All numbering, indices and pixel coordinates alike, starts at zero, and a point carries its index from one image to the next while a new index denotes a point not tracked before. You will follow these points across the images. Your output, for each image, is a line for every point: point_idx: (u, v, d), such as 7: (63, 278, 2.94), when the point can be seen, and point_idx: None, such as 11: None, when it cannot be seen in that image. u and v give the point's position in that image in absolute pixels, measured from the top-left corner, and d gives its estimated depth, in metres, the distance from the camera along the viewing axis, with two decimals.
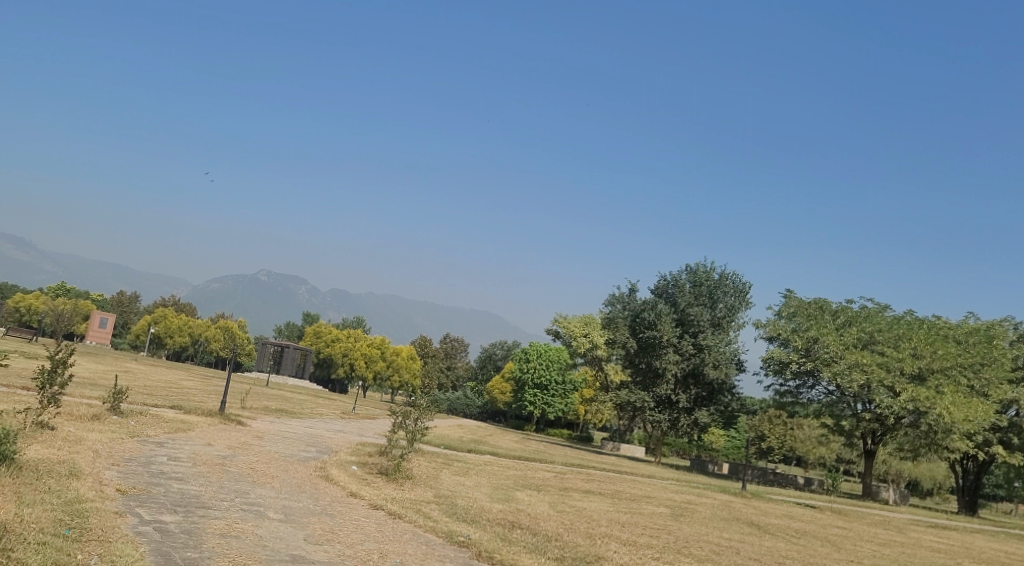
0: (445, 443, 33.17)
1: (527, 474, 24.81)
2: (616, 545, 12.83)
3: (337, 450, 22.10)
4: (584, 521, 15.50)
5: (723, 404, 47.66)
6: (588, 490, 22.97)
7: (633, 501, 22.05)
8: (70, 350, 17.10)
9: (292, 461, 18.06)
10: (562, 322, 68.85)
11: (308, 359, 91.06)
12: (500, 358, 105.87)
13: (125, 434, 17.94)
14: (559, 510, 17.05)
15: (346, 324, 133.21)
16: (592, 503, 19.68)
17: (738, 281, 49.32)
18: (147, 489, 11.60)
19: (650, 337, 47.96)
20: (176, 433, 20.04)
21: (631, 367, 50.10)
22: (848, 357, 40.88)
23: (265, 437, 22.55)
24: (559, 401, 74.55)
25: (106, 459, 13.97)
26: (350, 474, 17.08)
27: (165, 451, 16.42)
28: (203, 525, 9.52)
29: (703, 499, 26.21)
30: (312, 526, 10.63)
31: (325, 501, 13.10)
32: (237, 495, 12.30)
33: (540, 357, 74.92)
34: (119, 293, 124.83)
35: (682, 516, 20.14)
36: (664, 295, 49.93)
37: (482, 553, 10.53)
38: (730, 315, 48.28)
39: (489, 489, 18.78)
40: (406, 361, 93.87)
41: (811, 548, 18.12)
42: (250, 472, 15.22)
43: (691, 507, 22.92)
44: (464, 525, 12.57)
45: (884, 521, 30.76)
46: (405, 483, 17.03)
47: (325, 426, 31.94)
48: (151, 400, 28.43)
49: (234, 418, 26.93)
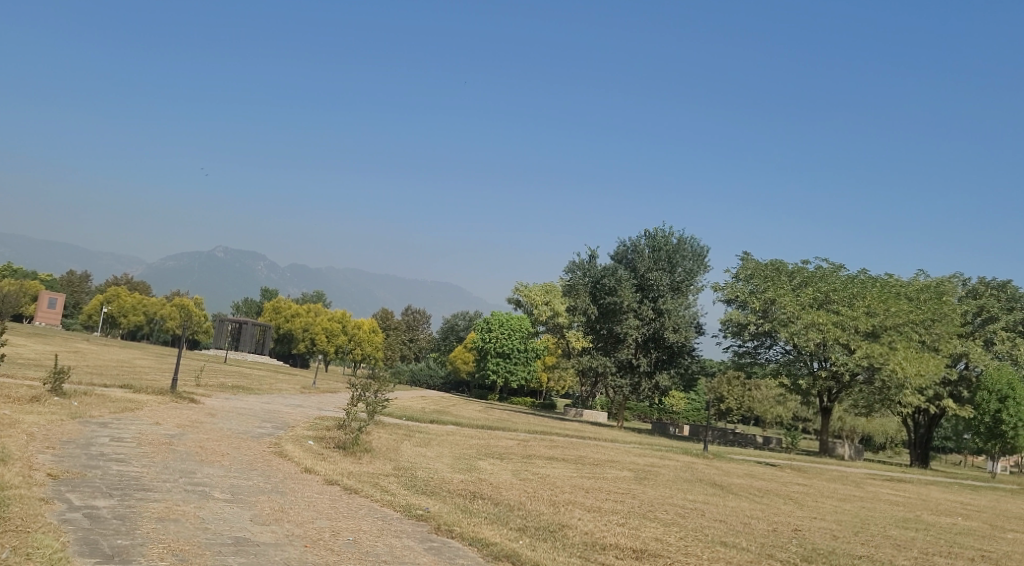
0: (407, 414, 32.68)
1: (490, 442, 24.44)
2: (580, 512, 12.43)
3: (293, 425, 21.47)
4: (548, 489, 15.11)
5: (683, 366, 47.90)
6: (552, 457, 22.71)
7: (597, 466, 21.80)
8: None
9: (245, 438, 17.43)
10: (523, 291, 68.47)
11: (268, 334, 89.58)
12: (463, 328, 105.21)
13: (65, 415, 17.10)
14: (521, 478, 16.69)
15: (305, 298, 131.23)
16: (555, 470, 19.36)
17: (696, 245, 49.26)
18: (82, 473, 10.90)
19: (610, 303, 47.81)
20: (122, 413, 19.21)
21: (592, 333, 49.92)
22: (804, 317, 40.94)
23: (218, 415, 21.82)
24: (522, 369, 74.38)
25: (41, 443, 13.19)
26: (305, 449, 16.49)
27: (108, 432, 15.66)
28: (139, 509, 8.89)
29: (665, 461, 26.09)
30: (260, 506, 10.03)
31: (276, 478, 12.50)
32: (182, 476, 11.63)
33: (502, 326, 74.61)
34: (68, 272, 121.38)
35: (647, 480, 19.92)
36: (623, 261, 49.65)
37: (441, 526, 10.01)
38: (689, 279, 48.29)
39: (451, 460, 18.35)
40: (367, 334, 92.70)
41: (775, 506, 18.00)
42: (198, 451, 14.57)
43: (655, 470, 22.76)
44: (424, 498, 12.07)
45: (843, 476, 31.06)
46: (362, 456, 16.48)
47: (283, 402, 31.22)
48: (99, 380, 27.43)
49: (186, 396, 26.07)
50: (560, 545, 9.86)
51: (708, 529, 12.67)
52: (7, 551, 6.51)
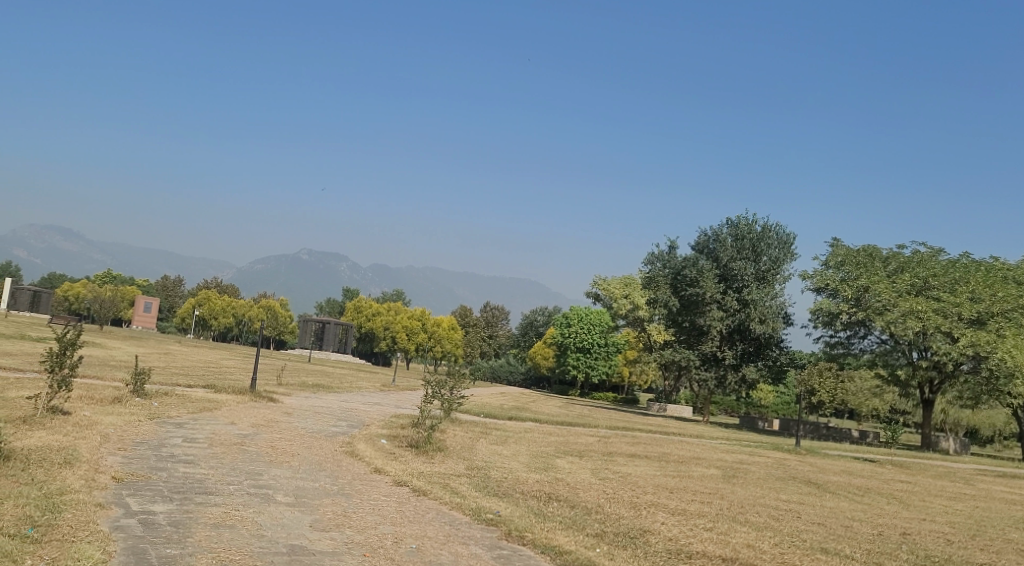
0: (486, 411, 32.20)
1: (569, 439, 23.72)
2: (664, 515, 11.55)
3: (369, 423, 21.23)
4: (629, 489, 14.26)
5: (771, 359, 46.12)
6: (634, 454, 21.81)
7: (681, 463, 20.80)
8: (77, 330, 16.16)
9: (319, 437, 17.16)
10: (602, 284, 67.17)
11: (350, 333, 90.88)
12: (542, 324, 104.36)
13: (142, 416, 17.15)
14: (601, 477, 15.92)
15: (386, 297, 132.91)
16: (637, 468, 18.51)
17: (782, 232, 47.12)
18: (148, 475, 10.64)
19: (692, 295, 46.40)
20: (199, 413, 19.25)
21: (674, 326, 48.59)
22: (901, 305, 38.71)
23: (295, 413, 21.78)
24: (603, 364, 73.22)
25: (113, 444, 13.10)
26: (378, 448, 16.10)
27: (182, 433, 15.59)
28: (197, 515, 8.51)
29: (754, 458, 24.81)
30: (322, 510, 9.54)
31: (344, 479, 12.06)
32: (248, 478, 11.30)
33: (582, 321, 73.64)
34: (163, 277, 126.21)
35: (735, 479, 18.83)
36: (705, 251, 48.02)
37: (512, 532, 9.33)
38: (775, 268, 46.35)
39: (528, 458, 17.69)
40: (447, 331, 92.99)
41: (877, 507, 16.69)
42: (268, 452, 14.29)
43: (743, 467, 21.59)
44: (496, 500, 11.41)
45: (949, 472, 29.02)
46: (435, 456, 15.99)
47: (361, 400, 31.21)
48: (183, 380, 27.95)
49: (266, 396, 26.17)
50: (641, 553, 9.05)
51: (806, 534, 11.61)
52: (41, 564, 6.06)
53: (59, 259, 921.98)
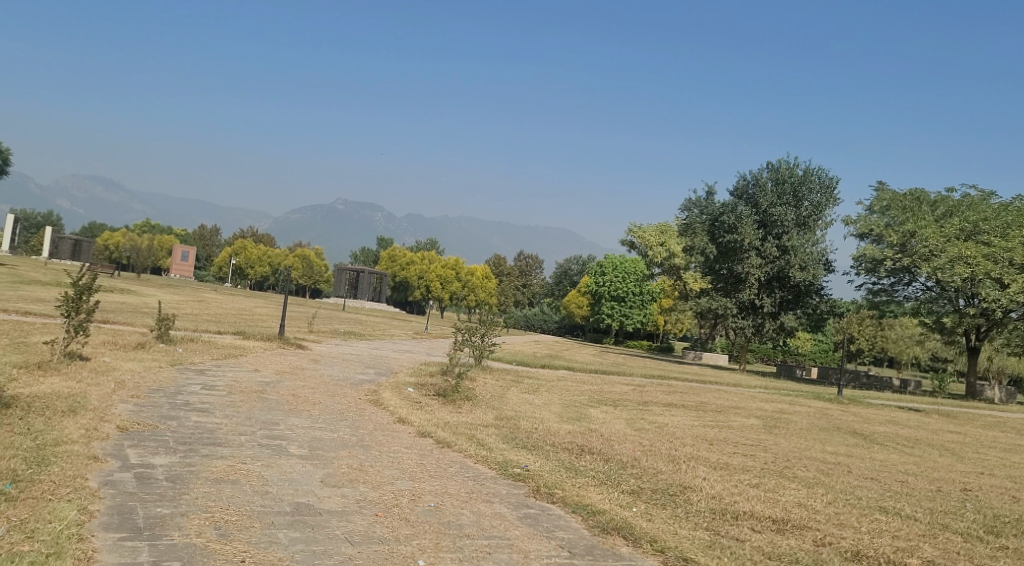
0: (519, 359, 31.60)
1: (603, 388, 22.93)
2: (705, 470, 10.72)
3: (396, 371, 20.69)
4: (666, 441, 13.45)
5: (811, 307, 44.73)
6: (671, 403, 21.00)
7: (720, 413, 19.93)
8: (93, 275, 15.56)
9: (343, 385, 16.59)
10: (637, 232, 65.74)
11: (384, 282, 90.76)
12: (576, 273, 103.33)
13: (164, 363, 16.70)
14: (637, 428, 15.11)
15: (420, 246, 132.78)
16: (674, 418, 17.70)
17: (825, 176, 45.30)
18: (155, 424, 10.01)
19: (730, 241, 44.96)
20: (224, 359, 18.82)
21: (711, 274, 47.36)
22: (950, 250, 36.95)
23: (322, 360, 21.28)
24: (638, 312, 72.28)
25: (127, 391, 12.56)
26: (403, 397, 15.44)
27: (201, 380, 15.05)
28: (198, 468, 7.85)
29: (796, 407, 23.84)
30: (337, 464, 8.84)
31: (364, 430, 11.39)
32: (262, 428, 10.65)
33: (616, 269, 72.50)
34: (200, 227, 127.21)
35: (777, 429, 17.94)
36: (744, 197, 46.50)
37: (541, 489, 8.57)
38: (817, 214, 44.76)
39: (560, 408, 16.95)
40: (480, 280, 92.42)
41: (931, 459, 15.69)
42: (290, 400, 13.70)
43: (785, 418, 20.64)
44: (525, 453, 10.66)
45: (999, 422, 27.76)
46: (462, 405, 15.27)
47: (391, 348, 30.76)
48: (213, 327, 27.62)
49: (294, 342, 25.75)
50: (682, 514, 8.22)
51: (861, 491, 10.71)
52: (4, 527, 5.36)
53: (100, 210, 937.45)
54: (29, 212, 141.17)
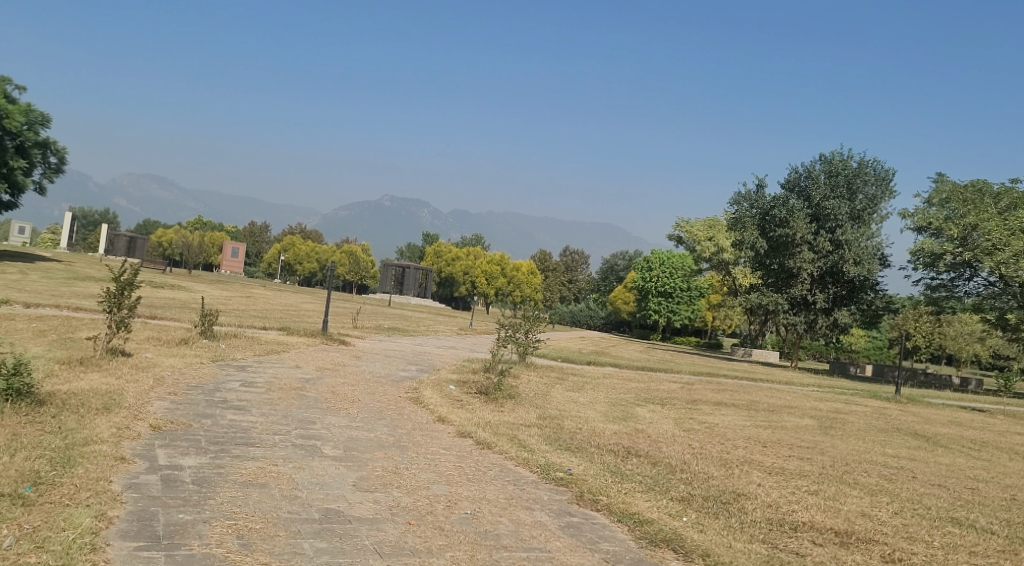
0: (564, 356, 31.12)
1: (651, 386, 22.33)
2: (760, 475, 10.11)
3: (439, 368, 20.38)
4: (717, 443, 12.83)
5: (866, 303, 43.25)
6: (721, 402, 20.33)
7: (772, 413, 19.19)
8: (134, 270, 15.46)
9: (384, 382, 16.30)
10: (684, 227, 64.69)
11: (430, 278, 90.93)
12: (622, 268, 102.30)
13: (205, 359, 16.58)
14: (686, 429, 14.53)
15: (465, 242, 132.94)
16: (724, 418, 17.06)
17: (880, 168, 43.88)
18: (189, 423, 9.76)
19: (781, 235, 43.82)
20: (266, 356, 18.67)
21: (762, 269, 46.27)
22: (1014, 244, 34.91)
23: (363, 356, 21.08)
24: (685, 308, 71.18)
25: (166, 388, 12.41)
26: (444, 395, 15.09)
27: (241, 377, 14.89)
28: (227, 471, 7.55)
29: (852, 407, 22.92)
30: (372, 467, 8.47)
31: (403, 430, 11.04)
32: (297, 427, 10.36)
33: (663, 265, 71.52)
34: (250, 224, 129.19)
35: (834, 430, 17.16)
36: (796, 190, 45.38)
37: (584, 496, 8.10)
38: (872, 207, 43.41)
39: (605, 407, 16.42)
40: (526, 276, 92.03)
41: (999, 464, 14.80)
42: (329, 398, 13.44)
43: (841, 418, 19.81)
44: (568, 455, 10.19)
45: None
46: (505, 404, 14.86)
47: (435, 343, 30.55)
48: (258, 322, 27.66)
49: (338, 338, 25.64)
50: (736, 524, 7.66)
51: (929, 500, 10.00)
52: (14, 536, 5.18)
53: (155, 208, 960.05)
54: (87, 210, 144.74)
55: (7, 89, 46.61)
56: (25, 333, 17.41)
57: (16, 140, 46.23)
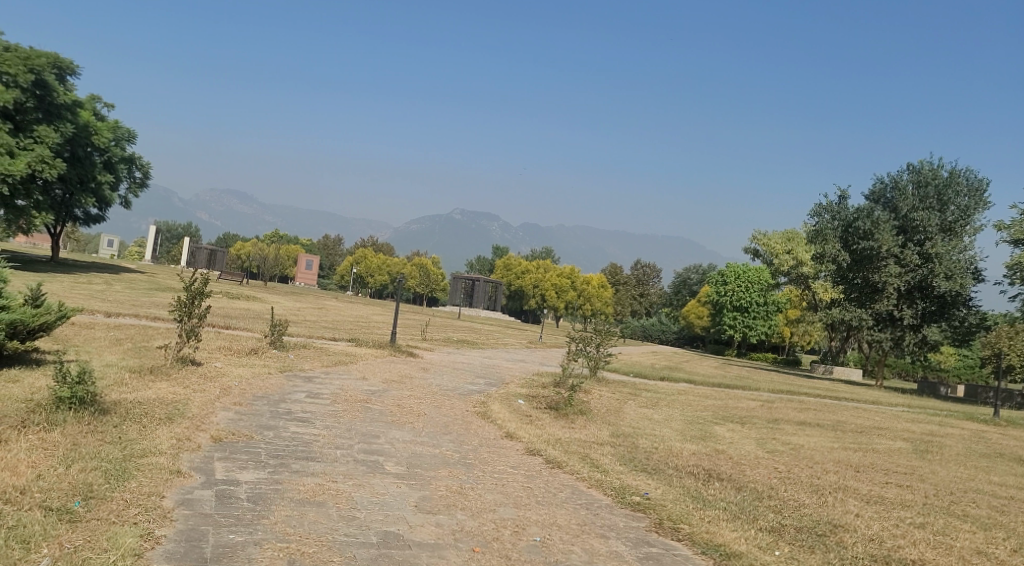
0: (636, 370, 30.27)
1: (728, 404, 21.35)
2: (857, 504, 9.26)
3: (508, 382, 19.83)
4: (805, 467, 11.95)
5: (958, 319, 40.75)
6: (804, 422, 19.24)
7: (861, 434, 18.06)
8: (205, 279, 15.39)
9: (452, 395, 15.88)
10: (761, 240, 62.95)
11: (500, 291, 90.82)
12: (695, 282, 100.34)
13: (273, 369, 16.43)
14: (769, 450, 13.65)
15: (535, 254, 132.84)
16: (809, 439, 16.05)
17: (974, 178, 41.54)
18: (250, 435, 9.47)
19: (865, 249, 42.05)
20: (334, 367, 18.47)
21: (845, 283, 44.49)
22: None
23: (431, 369, 20.72)
24: (762, 323, 69.06)
25: (231, 398, 12.22)
26: (513, 410, 14.56)
27: (308, 388, 14.65)
28: (285, 487, 7.18)
29: (948, 429, 21.46)
30: (436, 486, 7.98)
31: (470, 446, 10.55)
32: (361, 441, 9.98)
33: (739, 278, 69.73)
34: (324, 237, 131.65)
35: (930, 454, 15.97)
36: (882, 201, 43.66)
37: (665, 524, 7.45)
38: (964, 219, 40.98)
39: (682, 425, 15.62)
40: (597, 289, 91.05)
41: None
42: (395, 411, 13.06)
43: (936, 441, 18.48)
44: (645, 478, 9.52)
45: None
46: (576, 420, 14.25)
47: (504, 357, 30.12)
48: (329, 334, 27.68)
49: (406, 350, 25.41)
50: (836, 562, 6.90)
51: None
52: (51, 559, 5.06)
53: (235, 223, 991.38)
54: (170, 224, 149.95)
55: (96, 107, 48.40)
56: (102, 341, 17.61)
57: (104, 157, 47.89)
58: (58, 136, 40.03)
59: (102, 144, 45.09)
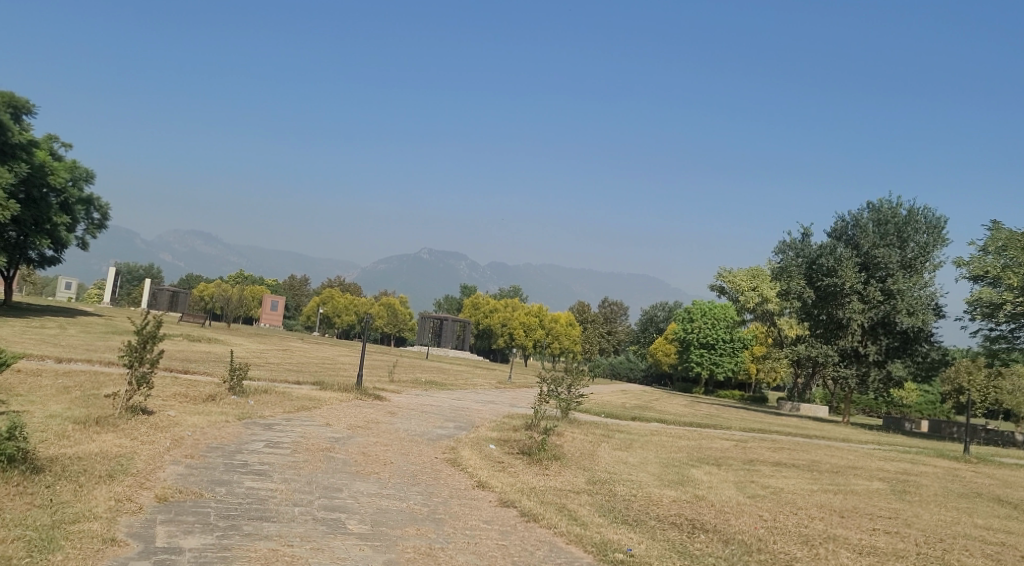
0: (607, 410, 29.68)
1: (703, 445, 20.82)
2: (849, 557, 8.73)
3: (478, 425, 19.12)
4: (788, 513, 11.44)
5: (921, 355, 40.88)
6: (781, 463, 18.76)
7: (838, 474, 17.60)
8: (157, 322, 14.59)
9: (419, 441, 15.18)
10: (727, 277, 63.16)
11: (467, 329, 90.08)
12: (662, 319, 100.47)
13: (232, 417, 15.60)
14: (751, 495, 13.12)
15: (503, 293, 132.64)
16: (789, 481, 15.54)
17: (931, 216, 42.06)
18: (200, 492, 8.73)
19: (829, 285, 42.16)
20: (296, 413, 17.65)
21: (810, 320, 44.58)
22: None
23: (398, 412, 19.95)
24: (729, 360, 69.05)
25: (183, 450, 11.41)
26: (484, 456, 13.90)
27: (268, 437, 13.82)
28: (232, 555, 6.49)
29: (923, 468, 21.11)
30: (403, 547, 7.31)
31: (439, 499, 9.88)
32: (321, 496, 9.27)
33: (705, 316, 69.86)
34: (290, 277, 130.16)
35: (910, 495, 15.53)
36: (843, 238, 43.99)
37: None
38: (923, 255, 41.47)
39: (658, 470, 15.04)
40: (565, 327, 90.56)
41: None
42: (359, 460, 12.32)
43: (914, 480, 18.09)
44: (627, 531, 8.94)
45: None
46: (550, 466, 13.63)
47: (473, 398, 29.36)
48: (292, 377, 26.73)
49: (372, 393, 24.56)
50: None
51: None
52: None
53: (199, 263, 979.72)
54: (131, 265, 147.44)
55: (54, 147, 47.38)
56: (49, 390, 16.61)
57: (61, 197, 46.70)
58: (13, 176, 38.95)
59: (58, 184, 44.00)
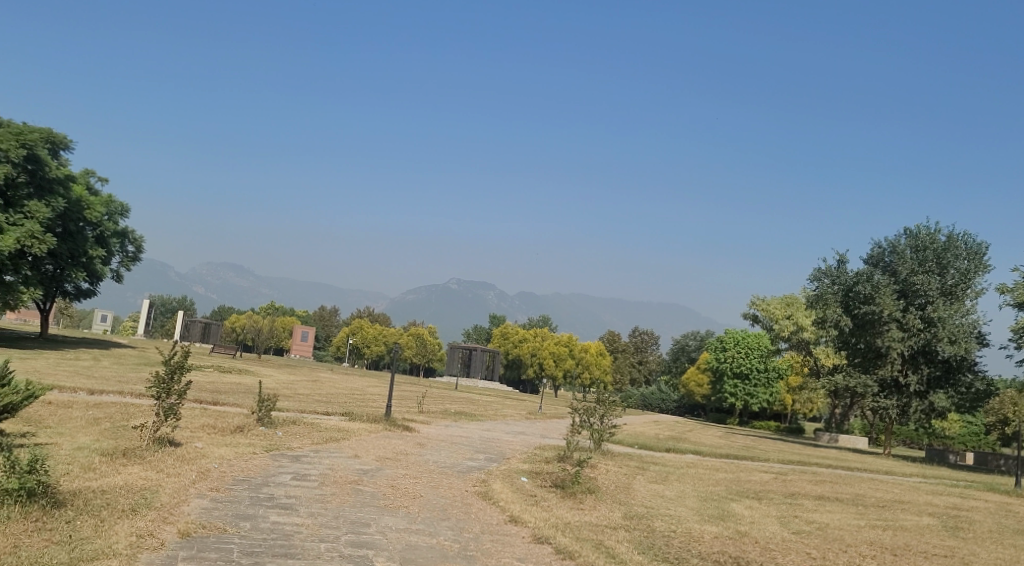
0: (641, 442, 29.03)
1: (741, 478, 20.15)
2: None
3: (509, 457, 18.66)
4: (836, 551, 10.89)
5: (964, 384, 39.71)
6: (824, 497, 18.05)
7: (884, 509, 16.86)
8: (185, 352, 14.42)
9: (449, 474, 14.78)
10: (760, 305, 62.21)
11: (497, 360, 89.57)
12: (694, 349, 99.22)
13: (260, 448, 15.33)
14: (795, 531, 12.56)
15: (532, 323, 131.98)
16: (834, 516, 14.89)
17: (972, 242, 41.03)
18: (225, 528, 8.45)
19: (867, 313, 41.35)
20: (324, 444, 17.35)
21: (848, 349, 43.61)
22: None
23: (428, 444, 19.58)
24: (763, 391, 67.75)
25: (209, 483, 11.14)
26: (516, 489, 13.47)
27: (295, 469, 13.52)
28: None
29: (972, 502, 20.23)
30: None
31: (470, 534, 9.50)
32: (349, 532, 8.94)
33: (738, 345, 68.77)
34: (320, 308, 130.85)
35: (963, 532, 14.79)
36: (880, 265, 43.14)
37: None
38: (965, 282, 40.24)
39: (696, 503, 14.49)
40: (595, 357, 89.74)
41: None
42: (388, 493, 11.96)
43: (965, 516, 17.29)
44: None
45: None
46: (584, 500, 13.16)
47: (504, 429, 28.88)
48: (322, 408, 26.47)
49: (402, 424, 24.20)
50: None
51: None
52: None
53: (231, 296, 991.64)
54: (166, 299, 149.31)
55: (91, 182, 48.18)
56: (79, 422, 16.51)
57: (97, 231, 47.37)
58: (50, 211, 39.54)
59: (95, 218, 44.65)
